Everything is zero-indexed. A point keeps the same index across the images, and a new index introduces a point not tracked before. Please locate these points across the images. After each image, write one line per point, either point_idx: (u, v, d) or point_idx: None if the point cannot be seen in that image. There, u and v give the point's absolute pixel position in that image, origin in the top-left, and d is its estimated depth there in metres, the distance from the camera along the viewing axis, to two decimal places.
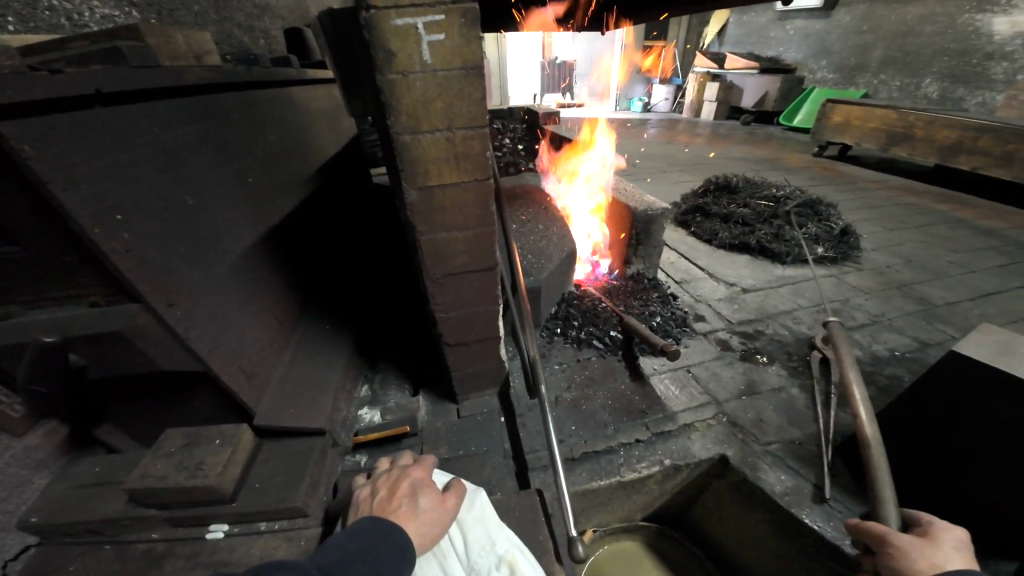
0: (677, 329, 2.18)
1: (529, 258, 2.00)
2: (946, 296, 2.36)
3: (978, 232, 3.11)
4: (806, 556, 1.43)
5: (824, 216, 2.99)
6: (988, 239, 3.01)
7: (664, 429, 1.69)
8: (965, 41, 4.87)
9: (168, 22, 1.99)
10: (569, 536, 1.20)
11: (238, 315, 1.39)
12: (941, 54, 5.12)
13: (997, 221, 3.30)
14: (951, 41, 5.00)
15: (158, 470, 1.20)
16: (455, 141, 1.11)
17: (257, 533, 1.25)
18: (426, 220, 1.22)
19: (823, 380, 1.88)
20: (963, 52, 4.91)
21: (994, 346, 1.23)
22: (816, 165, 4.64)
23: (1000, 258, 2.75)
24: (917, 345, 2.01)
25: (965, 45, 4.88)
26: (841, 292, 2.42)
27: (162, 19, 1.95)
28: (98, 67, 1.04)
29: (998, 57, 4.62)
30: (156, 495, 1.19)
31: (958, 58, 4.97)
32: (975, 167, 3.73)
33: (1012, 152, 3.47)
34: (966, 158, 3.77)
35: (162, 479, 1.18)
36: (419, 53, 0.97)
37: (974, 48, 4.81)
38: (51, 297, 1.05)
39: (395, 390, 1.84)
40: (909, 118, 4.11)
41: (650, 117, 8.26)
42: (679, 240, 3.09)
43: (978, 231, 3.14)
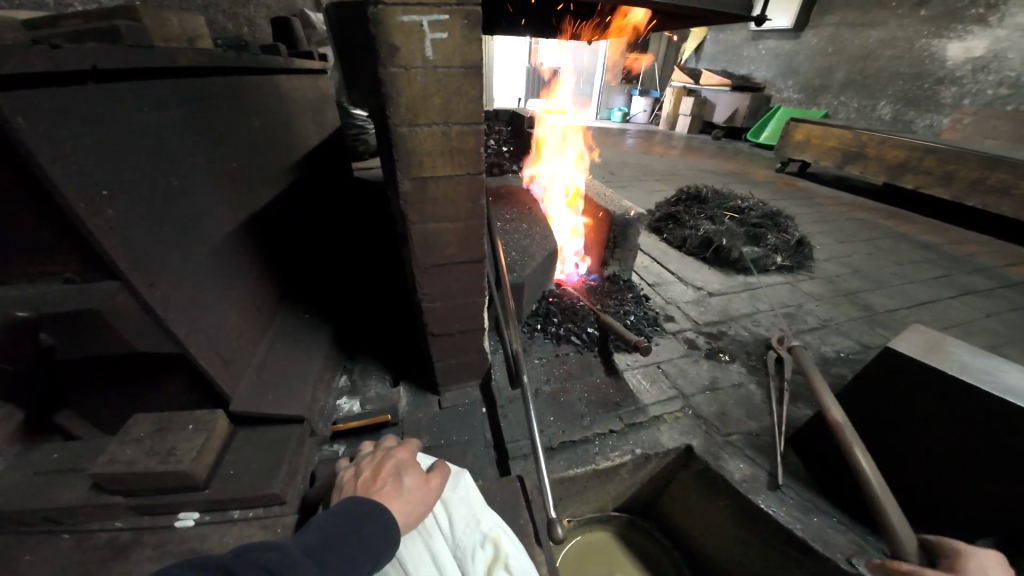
0: (648, 328, 2.30)
1: (513, 255, 2.06)
2: (888, 303, 2.62)
3: (916, 246, 3.46)
4: (762, 537, 1.55)
5: (783, 227, 3.22)
6: (926, 253, 3.34)
7: (636, 420, 1.79)
8: (919, 66, 5.37)
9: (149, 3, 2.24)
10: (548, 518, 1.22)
11: (217, 300, 1.36)
12: (897, 78, 5.62)
13: (934, 237, 3.68)
14: (906, 65, 5.49)
15: (127, 455, 1.16)
16: (451, 136, 1.15)
17: (231, 521, 1.21)
18: (418, 210, 1.25)
19: (778, 377, 2.05)
20: (917, 76, 5.41)
21: (923, 344, 1.39)
22: (779, 180, 4.99)
23: (935, 270, 3.07)
24: (860, 347, 2.23)
25: (919, 69, 5.38)
26: (796, 298, 2.63)
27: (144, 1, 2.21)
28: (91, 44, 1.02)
29: (948, 82, 5.11)
30: (124, 482, 1.14)
31: (911, 82, 5.47)
32: (919, 186, 4.13)
33: (950, 172, 3.88)
34: (911, 176, 4.17)
35: (130, 464, 1.13)
36: (421, 49, 1.02)
37: (928, 72, 5.30)
38: (21, 273, 1.00)
39: (375, 380, 1.85)
40: (863, 138, 4.50)
41: (629, 127, 8.59)
42: (653, 245, 3.25)
43: (918, 245, 3.48)
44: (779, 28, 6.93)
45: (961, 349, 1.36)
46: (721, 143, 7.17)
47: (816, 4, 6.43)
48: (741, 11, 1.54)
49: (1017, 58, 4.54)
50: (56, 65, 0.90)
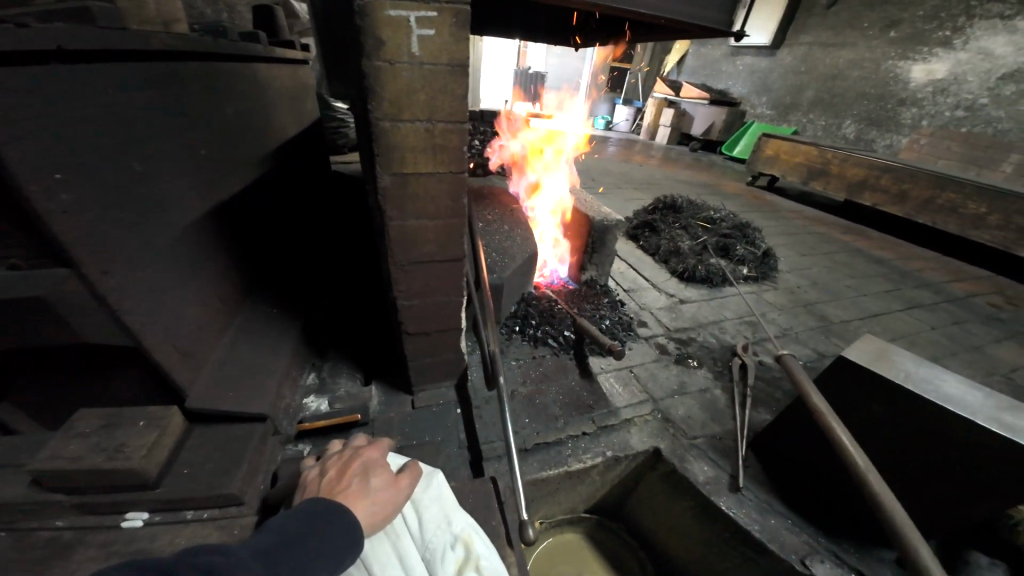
0: (623, 333, 2.35)
1: (493, 256, 2.07)
2: (842, 315, 2.79)
3: (871, 261, 3.70)
4: (722, 534, 1.61)
5: (752, 238, 3.36)
6: (879, 267, 3.59)
7: (608, 423, 1.83)
8: (884, 87, 5.75)
9: None
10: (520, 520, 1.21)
11: (176, 290, 1.29)
12: (862, 98, 6.00)
13: (886, 252, 3.96)
14: (872, 86, 5.88)
15: (70, 451, 1.06)
16: (434, 133, 1.14)
17: (184, 522, 1.13)
18: (398, 206, 1.23)
19: (741, 383, 2.14)
20: (881, 97, 5.79)
21: (873, 353, 1.48)
22: (749, 193, 5.22)
23: (885, 283, 3.30)
24: (816, 355, 2.36)
25: (883, 90, 5.77)
26: (761, 307, 2.76)
27: None
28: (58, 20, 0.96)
29: (910, 103, 5.51)
30: (65, 481, 1.05)
31: (875, 103, 5.86)
32: (875, 204, 4.44)
33: (904, 190, 4.19)
34: (869, 194, 4.48)
35: (74, 461, 1.04)
36: (408, 44, 1.00)
37: (891, 93, 5.69)
38: None
39: (346, 378, 1.80)
40: (828, 156, 4.78)
41: (611, 135, 8.80)
42: (629, 252, 3.33)
43: (872, 260, 3.73)
44: (757, 44, 7.27)
45: (906, 359, 1.45)
46: (698, 154, 7.45)
47: (793, 22, 6.80)
48: (718, 25, 1.61)
49: (976, 81, 4.92)
50: (15, 40, 0.84)
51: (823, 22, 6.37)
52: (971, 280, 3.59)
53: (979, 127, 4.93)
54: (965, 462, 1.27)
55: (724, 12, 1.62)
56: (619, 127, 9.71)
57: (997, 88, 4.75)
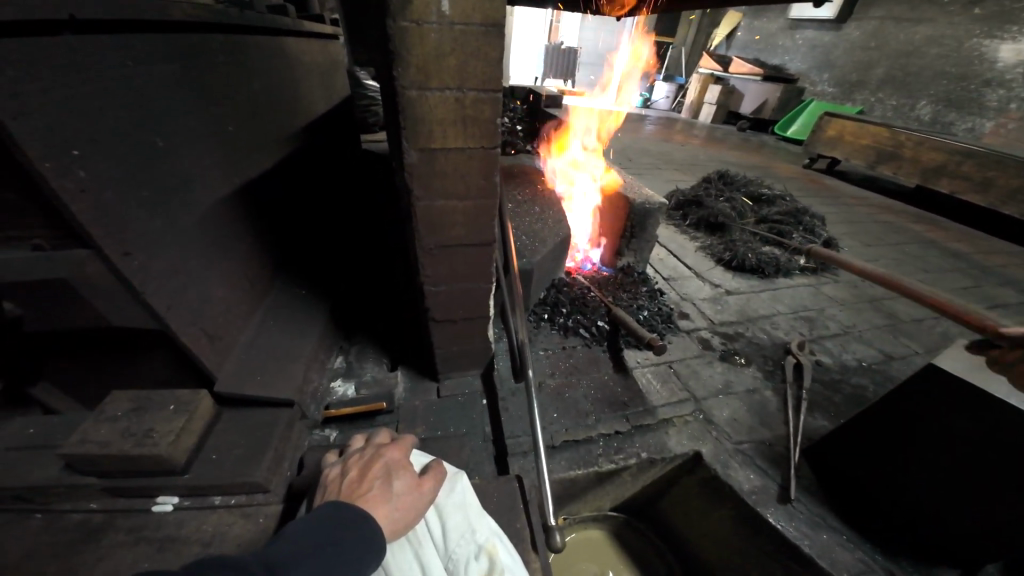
0: (661, 325, 2.19)
1: (524, 240, 1.95)
2: (913, 313, 2.48)
3: (947, 254, 3.28)
4: (767, 553, 1.47)
5: (809, 225, 3.05)
6: (957, 262, 3.17)
7: (643, 422, 1.70)
8: (966, 67, 5.02)
9: None
10: (546, 525, 1.18)
11: (202, 272, 1.26)
12: (941, 77, 5.27)
13: (965, 245, 3.50)
14: (953, 65, 5.13)
15: (100, 435, 1.06)
16: (465, 103, 1.02)
17: (212, 508, 1.12)
18: (425, 185, 1.14)
19: (795, 385, 1.94)
20: (963, 77, 5.06)
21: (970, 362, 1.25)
22: (804, 176, 4.76)
23: (966, 281, 2.91)
24: (883, 357, 2.11)
25: (966, 70, 5.03)
26: (818, 302, 2.49)
27: None
28: None
29: (996, 84, 4.77)
30: (96, 464, 1.06)
31: (956, 83, 5.13)
32: (954, 191, 3.92)
33: (990, 178, 3.66)
34: (947, 180, 3.95)
35: (104, 446, 1.04)
36: (437, 1, 0.88)
37: (974, 73, 4.96)
38: None
39: (372, 363, 1.77)
40: (900, 137, 4.26)
41: (650, 113, 8.30)
42: (670, 236, 3.08)
43: (948, 253, 3.31)
44: (820, 17, 6.54)
45: None
46: (745, 134, 6.88)
47: None
48: None
49: None
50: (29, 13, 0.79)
51: None
52: None
53: None
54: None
55: None
56: (658, 105, 9.13)
57: None
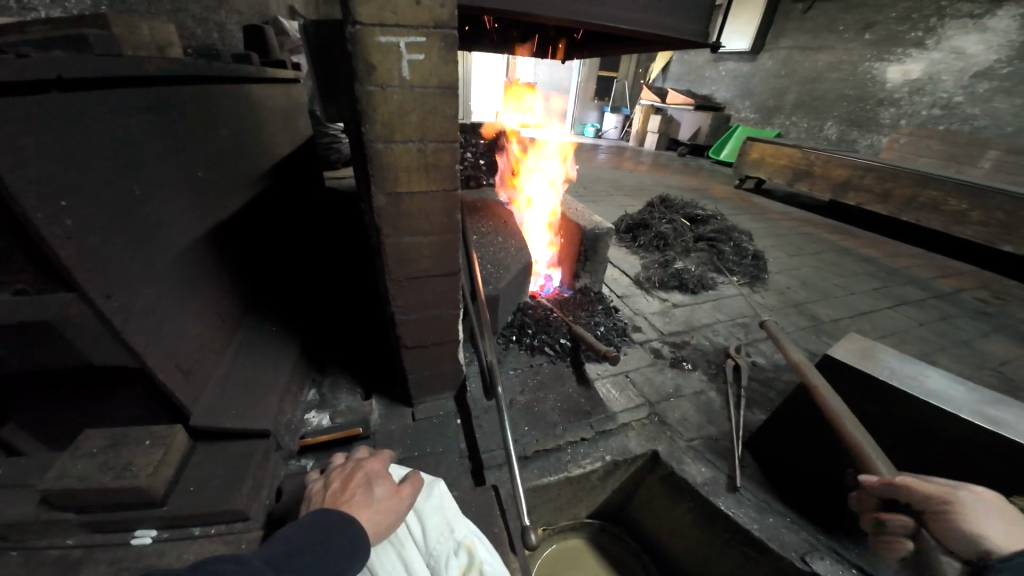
0: (618, 339, 2.39)
1: (488, 268, 2.12)
2: (832, 313, 2.81)
3: (858, 259, 3.77)
4: (722, 540, 1.64)
5: (737, 241, 3.45)
6: (866, 266, 3.65)
7: (606, 427, 1.85)
8: (863, 88, 5.91)
9: (119, 9, 2.26)
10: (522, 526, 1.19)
11: (177, 312, 1.32)
12: (843, 100, 6.15)
13: (873, 251, 4.03)
14: (851, 87, 6.03)
15: (78, 470, 1.12)
16: (426, 153, 1.17)
17: (191, 539, 1.19)
18: (393, 224, 1.27)
19: (736, 384, 2.17)
20: (861, 98, 5.93)
21: (857, 351, 1.49)
22: (736, 196, 5.29)
23: (874, 282, 3.35)
24: (809, 354, 2.40)
25: (862, 92, 5.91)
26: (752, 309, 2.80)
27: (113, 6, 2.21)
28: (59, 54, 1.00)
29: (888, 104, 5.66)
30: (75, 498, 1.11)
31: (856, 104, 6.00)
32: (860, 203, 4.53)
33: (888, 189, 4.28)
34: (853, 194, 4.57)
35: (83, 480, 1.10)
36: (398, 69, 1.02)
37: (869, 94, 5.84)
38: None
39: (346, 393, 1.83)
40: (811, 157, 4.89)
41: (602, 142, 8.93)
42: (622, 257, 3.36)
43: (858, 258, 3.81)
44: (738, 50, 7.47)
45: (890, 356, 1.46)
46: (686, 159, 7.56)
47: (771, 29, 7.00)
48: (698, 37, 1.68)
49: (951, 80, 5.07)
50: (26, 77, 0.89)
51: (801, 25, 6.55)
52: (958, 276, 3.67)
53: (956, 124, 5.06)
54: (960, 466, 1.25)
55: (701, 23, 1.67)
56: (609, 134, 9.83)
57: (971, 86, 4.91)
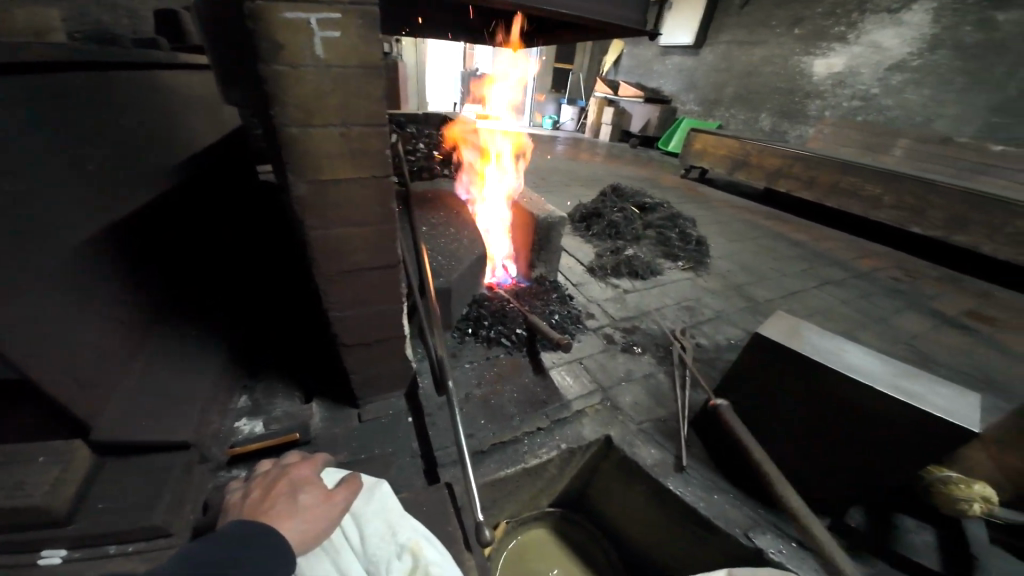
0: (572, 327, 2.40)
1: (439, 259, 2.06)
2: (768, 295, 3.01)
3: (789, 243, 4.05)
4: (670, 516, 1.71)
5: (682, 228, 3.61)
6: (796, 251, 3.90)
7: (561, 416, 1.86)
8: (793, 81, 6.33)
9: None
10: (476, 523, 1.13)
11: (74, 319, 1.17)
12: (775, 93, 6.57)
13: (804, 236, 4.33)
14: (783, 80, 6.45)
15: None
16: (351, 137, 1.08)
17: (106, 557, 1.10)
18: (319, 215, 1.18)
19: (682, 366, 2.25)
20: (791, 90, 6.37)
21: (785, 330, 1.59)
22: (684, 186, 5.51)
23: (804, 265, 3.60)
24: (749, 334, 2.56)
25: (793, 85, 6.34)
26: (698, 293, 2.93)
27: None
28: None
29: (814, 96, 6.12)
30: None
31: (787, 96, 6.43)
32: (791, 190, 4.85)
33: (813, 176, 4.62)
34: (784, 181, 4.87)
35: None
36: (311, 47, 0.93)
37: (799, 87, 6.28)
38: None
39: (282, 398, 1.72)
40: (747, 148, 5.18)
41: (558, 134, 8.93)
42: (576, 245, 3.39)
43: (792, 244, 4.06)
44: (681, 44, 7.72)
45: (813, 334, 1.57)
46: (637, 151, 7.72)
47: (711, 24, 7.32)
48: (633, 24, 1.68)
49: (868, 73, 5.53)
50: None
51: (739, 21, 6.89)
52: (876, 256, 4.04)
53: (873, 115, 5.56)
54: (875, 433, 1.36)
55: (637, 10, 1.68)
56: (565, 126, 9.85)
57: (887, 78, 5.37)
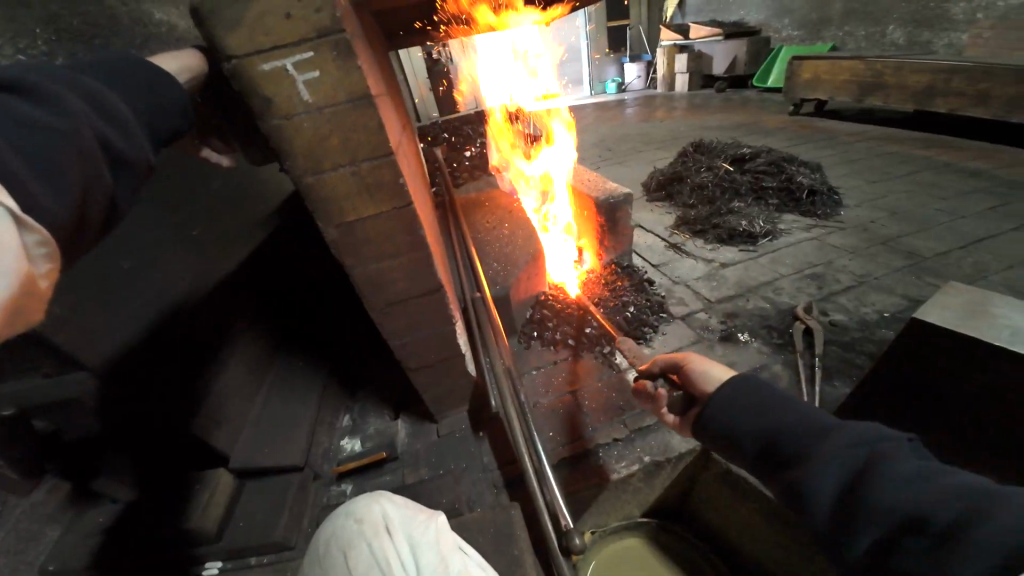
0: (653, 317, 2.09)
1: (495, 266, 2.02)
2: (936, 246, 2.22)
3: (963, 171, 2.96)
4: (801, 544, 1.39)
5: (792, 175, 2.92)
6: (978, 181, 2.82)
7: (643, 424, 1.66)
8: None
9: None
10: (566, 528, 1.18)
11: (197, 366, 1.44)
12: None
13: (983, 161, 3.07)
14: None
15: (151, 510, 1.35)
16: (363, 173, 1.08)
17: (249, 567, 1.35)
18: (354, 254, 1.22)
19: (807, 353, 1.76)
20: None
21: (959, 308, 1.11)
22: (793, 124, 4.45)
23: (990, 201, 2.56)
24: (908, 303, 1.92)
25: None
26: (824, 255, 2.31)
27: None
28: None
29: None
30: (154, 534, 1.33)
31: None
32: (951, 110, 3.49)
33: (983, 91, 3.24)
34: (941, 101, 3.54)
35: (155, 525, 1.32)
36: (297, 94, 0.95)
37: None
38: (33, 367, 1.17)
39: (375, 417, 1.83)
40: (876, 66, 3.94)
41: (627, 95, 7.98)
42: (653, 219, 2.97)
43: (967, 173, 2.94)
44: None
45: (1012, 310, 1.07)
46: (726, 95, 6.43)
47: None
48: None
49: None
50: None
51: None
52: None
53: None
54: None
55: None
56: (634, 86, 8.82)
57: None
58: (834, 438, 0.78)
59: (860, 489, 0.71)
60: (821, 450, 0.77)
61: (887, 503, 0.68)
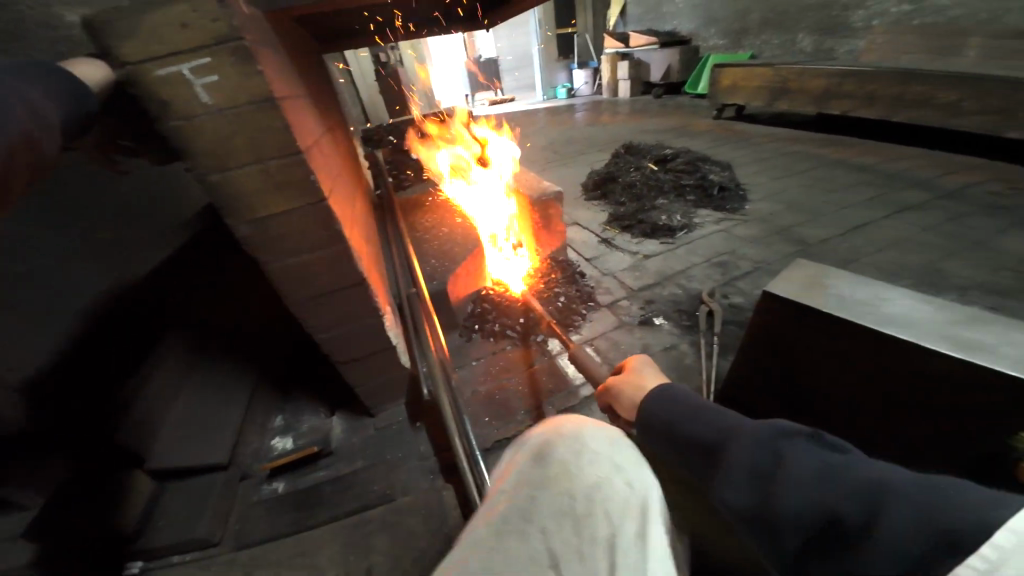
0: (582, 306, 2.24)
1: (433, 263, 2.09)
2: (823, 233, 2.52)
3: (855, 168, 3.34)
4: None
5: (707, 174, 3.21)
6: (863, 175, 3.20)
7: (568, 404, 1.79)
8: None
9: None
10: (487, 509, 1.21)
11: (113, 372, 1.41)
12: None
13: (871, 156, 3.50)
14: None
15: None
16: (272, 171, 1.13)
17: (170, 565, 1.36)
18: (269, 251, 1.26)
19: (708, 332, 1.98)
20: None
21: (804, 281, 1.31)
22: (717, 128, 4.82)
23: (870, 191, 2.94)
24: None
25: None
26: (731, 244, 2.57)
27: None
28: None
29: None
30: None
31: None
32: (844, 111, 3.94)
33: (870, 92, 3.71)
34: (836, 103, 3.99)
35: None
36: (196, 97, 0.99)
37: None
38: None
39: (309, 414, 1.87)
40: (783, 74, 4.36)
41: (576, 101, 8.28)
42: (588, 217, 3.15)
43: (856, 168, 3.34)
44: None
45: (841, 282, 1.28)
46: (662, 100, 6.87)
47: None
48: None
49: None
50: None
51: None
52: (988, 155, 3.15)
53: None
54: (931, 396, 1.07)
55: None
56: (582, 91, 9.14)
57: None
58: (748, 437, 0.74)
59: (764, 495, 0.67)
60: (731, 462, 0.73)
61: (799, 511, 0.63)
